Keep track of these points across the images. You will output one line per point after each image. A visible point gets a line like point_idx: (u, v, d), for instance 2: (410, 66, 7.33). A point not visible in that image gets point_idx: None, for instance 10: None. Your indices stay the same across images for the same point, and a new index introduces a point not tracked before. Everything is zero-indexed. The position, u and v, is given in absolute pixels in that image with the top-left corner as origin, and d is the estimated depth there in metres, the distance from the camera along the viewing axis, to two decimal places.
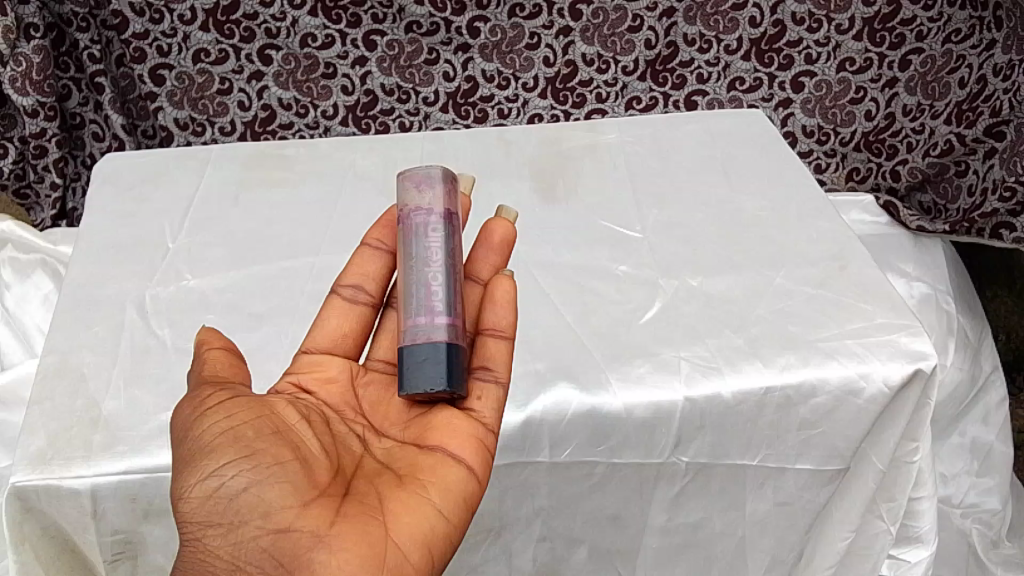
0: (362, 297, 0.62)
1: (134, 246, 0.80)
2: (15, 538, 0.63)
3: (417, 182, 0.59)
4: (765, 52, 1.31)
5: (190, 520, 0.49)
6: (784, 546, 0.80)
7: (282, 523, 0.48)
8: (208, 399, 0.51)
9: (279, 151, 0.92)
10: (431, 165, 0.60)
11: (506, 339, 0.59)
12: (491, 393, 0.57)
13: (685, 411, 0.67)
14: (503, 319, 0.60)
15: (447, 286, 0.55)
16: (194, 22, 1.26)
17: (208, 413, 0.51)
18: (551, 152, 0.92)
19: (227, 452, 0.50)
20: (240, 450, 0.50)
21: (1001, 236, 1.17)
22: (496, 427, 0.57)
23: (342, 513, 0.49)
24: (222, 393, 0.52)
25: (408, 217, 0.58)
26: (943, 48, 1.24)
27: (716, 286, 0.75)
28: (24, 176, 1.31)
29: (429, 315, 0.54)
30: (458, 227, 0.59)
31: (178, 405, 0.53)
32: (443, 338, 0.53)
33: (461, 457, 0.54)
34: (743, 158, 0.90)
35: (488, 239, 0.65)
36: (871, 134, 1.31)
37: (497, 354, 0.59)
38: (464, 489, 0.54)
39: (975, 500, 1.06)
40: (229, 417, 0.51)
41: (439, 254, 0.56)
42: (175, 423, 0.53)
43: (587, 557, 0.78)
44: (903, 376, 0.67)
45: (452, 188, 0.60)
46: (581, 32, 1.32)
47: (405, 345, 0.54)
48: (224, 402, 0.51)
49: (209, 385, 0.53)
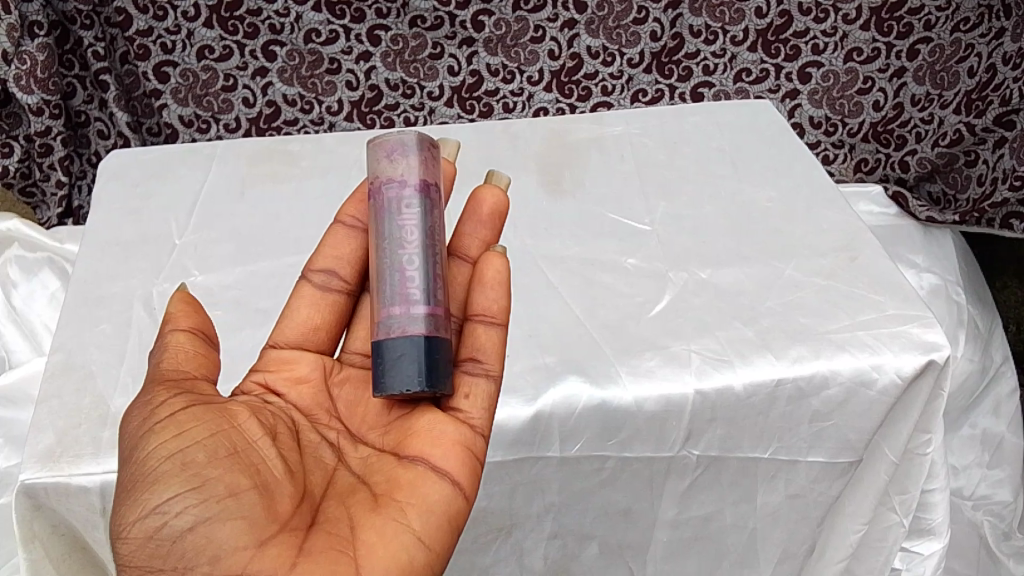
0: (335, 283, 0.62)
1: (141, 244, 0.79)
2: (25, 535, 0.63)
3: (390, 150, 0.56)
4: (771, 43, 1.31)
5: (131, 562, 0.46)
6: (796, 538, 0.79)
7: (233, 567, 0.45)
8: (159, 411, 0.49)
9: (284, 146, 0.92)
10: (404, 131, 0.57)
11: (497, 326, 0.58)
12: (480, 390, 0.56)
13: (696, 404, 0.66)
14: (493, 303, 0.58)
15: (424, 270, 0.54)
16: (198, 19, 1.26)
17: (156, 432, 0.49)
18: (558, 146, 0.91)
19: (172, 481, 0.47)
20: (188, 478, 0.47)
21: (1012, 226, 1.17)
22: (485, 430, 0.56)
23: (305, 550, 0.47)
24: (176, 402, 0.50)
25: (381, 190, 0.56)
26: (951, 37, 1.23)
27: (726, 278, 0.74)
28: (29, 175, 1.30)
29: (404, 305, 0.52)
30: (437, 200, 0.57)
31: (128, 415, 0.51)
32: (420, 331, 0.51)
33: (444, 469, 0.52)
34: (751, 148, 0.89)
35: (477, 212, 0.64)
36: (880, 125, 1.30)
37: (487, 343, 0.58)
38: (447, 510, 0.51)
39: (986, 491, 1.05)
40: (178, 439, 0.49)
41: (415, 233, 0.54)
42: (125, 439, 0.50)
43: (598, 553, 0.78)
44: (916, 367, 0.66)
45: (430, 155, 0.57)
46: (586, 25, 1.31)
47: (381, 339, 0.52)
48: (174, 422, 0.49)
49: (161, 394, 0.51)
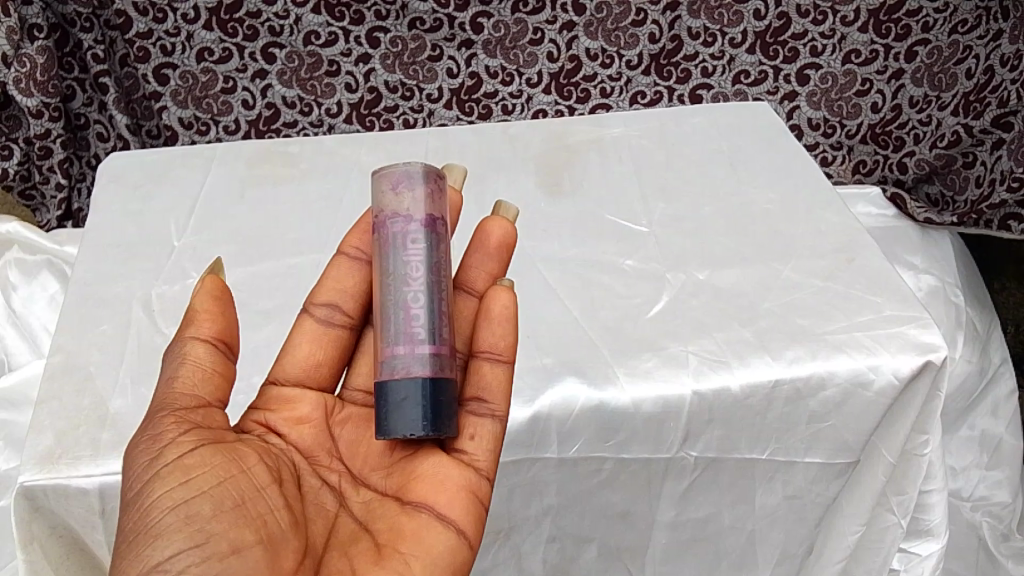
0: (337, 317, 0.61)
1: (141, 245, 0.80)
2: (23, 538, 0.63)
3: (395, 183, 0.56)
4: (769, 45, 1.31)
5: None
6: (794, 540, 0.79)
7: None
8: (167, 454, 0.49)
9: (283, 148, 0.92)
10: (410, 162, 0.56)
11: (503, 363, 0.57)
12: (486, 431, 0.56)
13: (693, 405, 0.66)
14: (499, 339, 0.58)
15: (428, 307, 0.52)
16: (198, 21, 1.27)
17: (162, 479, 0.48)
18: (557, 147, 0.91)
19: (175, 535, 0.46)
20: (191, 533, 0.46)
21: (1009, 228, 1.16)
22: (490, 473, 0.56)
23: None
24: (184, 444, 0.50)
25: (386, 224, 0.55)
26: (949, 39, 1.23)
27: (723, 279, 0.75)
28: (29, 177, 1.31)
29: (408, 344, 0.51)
30: (445, 234, 0.56)
31: (133, 452, 0.51)
32: (422, 372, 0.50)
33: (450, 518, 0.53)
34: (748, 150, 0.90)
35: (484, 243, 0.63)
36: (878, 126, 1.30)
37: (492, 381, 0.57)
38: (452, 561, 0.52)
39: (986, 493, 1.05)
40: (184, 489, 0.48)
41: (420, 269, 0.53)
42: (130, 482, 0.50)
43: (597, 555, 0.78)
44: (913, 368, 0.66)
45: (437, 188, 0.56)
46: (584, 26, 1.32)
47: (384, 380, 0.51)
48: (180, 469, 0.49)
49: (169, 433, 0.50)
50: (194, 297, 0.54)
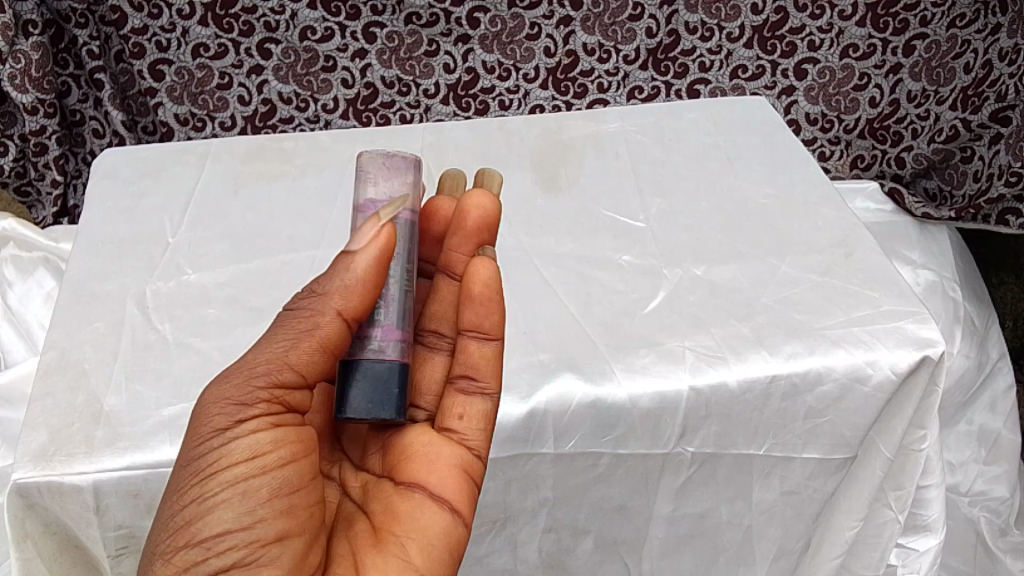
0: None
1: (133, 242, 0.79)
2: (17, 536, 0.63)
3: (361, 175, 0.56)
4: (767, 39, 1.31)
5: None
6: (791, 535, 0.79)
7: None
8: (241, 428, 0.49)
9: (279, 144, 0.91)
10: (369, 154, 0.57)
11: (490, 342, 0.57)
12: (476, 410, 0.56)
13: (690, 401, 0.66)
14: (484, 320, 0.56)
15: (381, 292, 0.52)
16: (193, 17, 1.26)
17: (230, 454, 0.49)
18: (554, 142, 0.91)
19: (228, 513, 0.47)
20: (242, 514, 0.48)
21: (1007, 222, 1.15)
22: (483, 450, 0.56)
23: None
24: (262, 422, 0.50)
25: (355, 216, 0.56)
26: (947, 33, 1.22)
27: (720, 275, 0.74)
28: (24, 174, 1.31)
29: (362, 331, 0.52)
30: (403, 215, 0.55)
31: (204, 410, 0.50)
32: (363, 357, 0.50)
33: (444, 498, 0.53)
34: (745, 145, 0.89)
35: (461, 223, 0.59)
36: (876, 121, 1.30)
37: (479, 359, 0.56)
38: (447, 539, 0.52)
39: (983, 487, 1.05)
40: (244, 469, 0.48)
41: None
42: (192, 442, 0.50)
43: (593, 548, 0.78)
44: (911, 363, 0.66)
45: (396, 172, 0.56)
46: (582, 21, 1.32)
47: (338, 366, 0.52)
48: (249, 446, 0.49)
49: (250, 404, 0.50)
50: (360, 258, 0.50)
